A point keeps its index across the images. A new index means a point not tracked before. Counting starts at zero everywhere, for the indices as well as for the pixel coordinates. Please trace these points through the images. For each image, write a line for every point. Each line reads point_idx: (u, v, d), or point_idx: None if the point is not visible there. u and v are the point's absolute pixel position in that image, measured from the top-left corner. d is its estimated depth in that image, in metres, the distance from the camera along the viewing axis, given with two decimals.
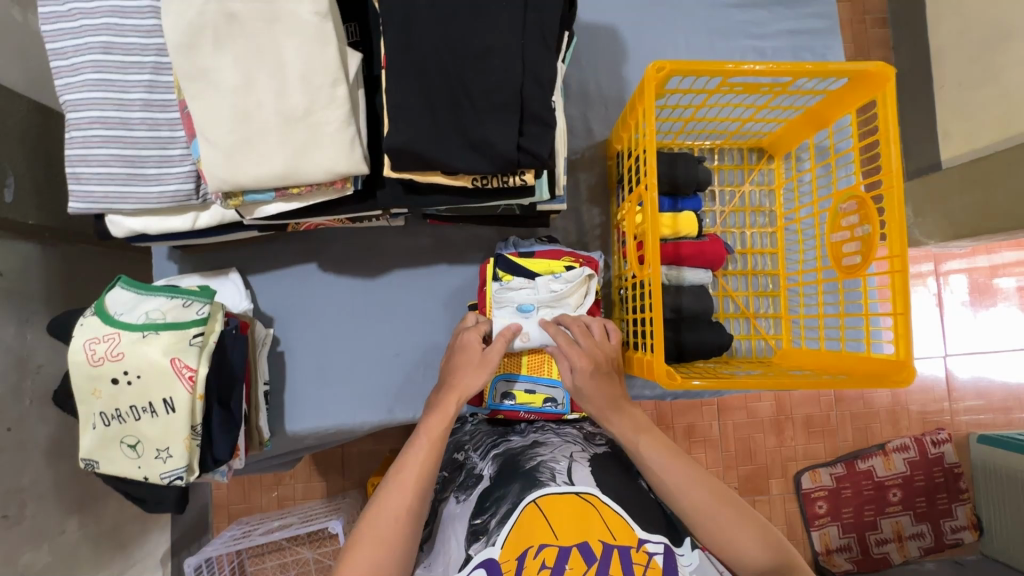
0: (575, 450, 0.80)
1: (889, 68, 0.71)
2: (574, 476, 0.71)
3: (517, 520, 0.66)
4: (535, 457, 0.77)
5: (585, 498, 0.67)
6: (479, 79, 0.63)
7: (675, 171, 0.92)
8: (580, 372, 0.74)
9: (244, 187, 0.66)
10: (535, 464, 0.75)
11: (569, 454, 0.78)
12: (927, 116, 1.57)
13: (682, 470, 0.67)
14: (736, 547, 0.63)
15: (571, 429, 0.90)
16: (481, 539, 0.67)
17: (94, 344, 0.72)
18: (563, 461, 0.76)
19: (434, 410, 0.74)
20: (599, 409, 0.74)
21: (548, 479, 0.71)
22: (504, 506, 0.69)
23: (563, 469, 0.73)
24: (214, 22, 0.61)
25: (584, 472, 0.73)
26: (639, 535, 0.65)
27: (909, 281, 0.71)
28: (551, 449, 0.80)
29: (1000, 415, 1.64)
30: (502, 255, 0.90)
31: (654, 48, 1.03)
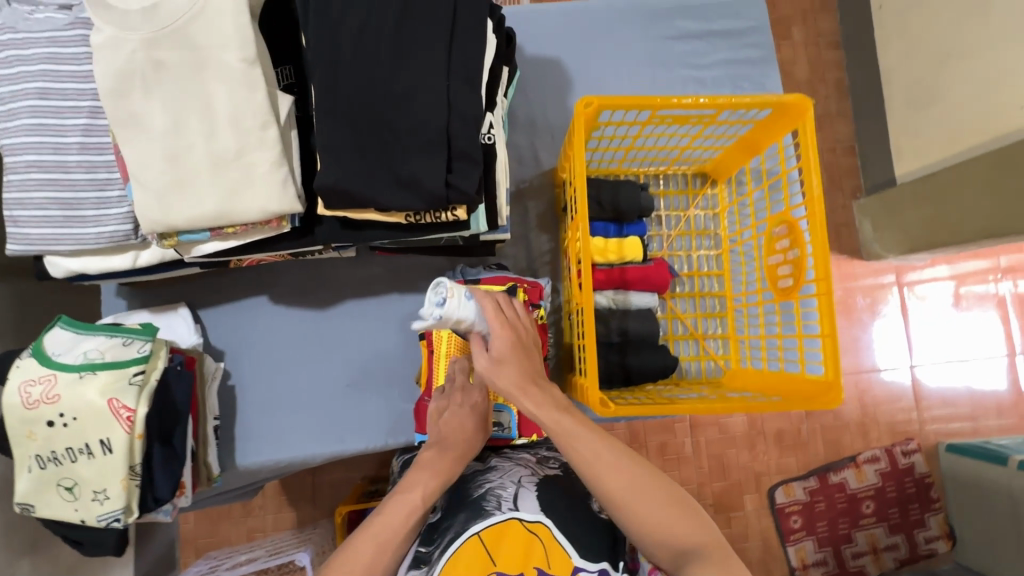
0: (524, 474, 0.79)
1: (805, 100, 0.75)
2: (519, 502, 0.71)
3: (459, 550, 0.66)
4: (483, 484, 0.76)
5: (529, 527, 0.67)
6: (405, 120, 0.65)
7: (618, 198, 0.95)
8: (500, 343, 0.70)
9: (178, 228, 0.67)
10: (482, 491, 0.74)
11: (517, 479, 0.77)
12: (880, 133, 1.61)
13: (611, 448, 0.64)
14: (664, 528, 0.61)
15: (525, 453, 0.90)
16: (424, 569, 0.68)
17: (29, 386, 0.72)
18: (511, 486, 0.75)
19: (425, 466, 0.75)
20: (517, 388, 0.68)
21: (494, 507, 0.70)
22: (448, 535, 0.69)
23: (509, 496, 0.72)
24: (143, 70, 0.63)
25: (531, 498, 0.72)
26: (576, 563, 0.66)
27: (834, 304, 0.74)
28: (500, 474, 0.79)
29: (969, 423, 1.65)
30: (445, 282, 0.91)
31: (598, 79, 1.06)
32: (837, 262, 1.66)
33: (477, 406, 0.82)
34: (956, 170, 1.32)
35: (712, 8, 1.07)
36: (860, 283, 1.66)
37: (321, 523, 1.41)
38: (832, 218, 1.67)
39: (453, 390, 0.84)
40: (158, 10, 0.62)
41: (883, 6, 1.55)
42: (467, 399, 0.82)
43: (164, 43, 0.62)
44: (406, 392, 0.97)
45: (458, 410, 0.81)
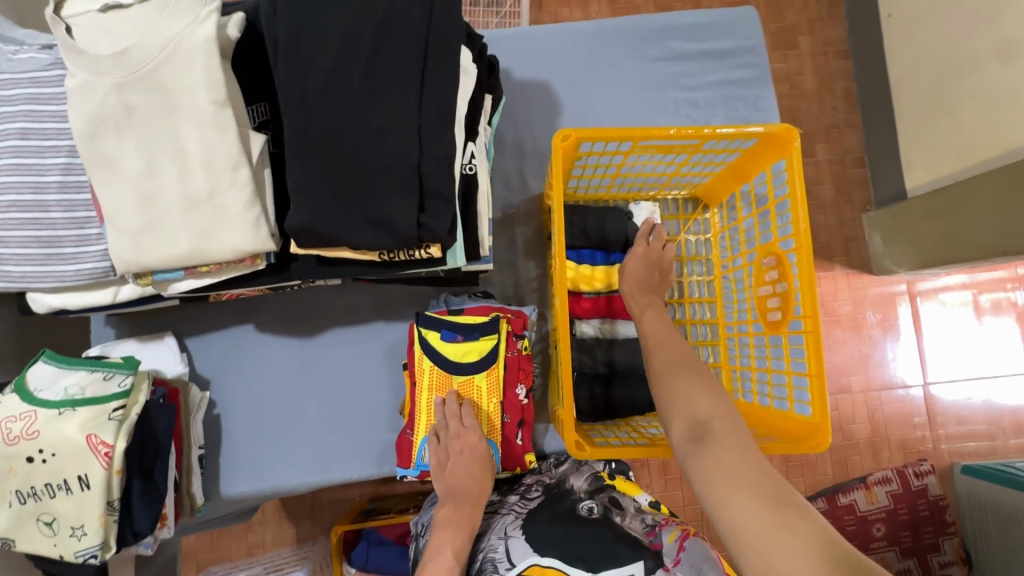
0: (510, 522, 0.84)
1: (792, 131, 0.73)
2: (513, 556, 0.77)
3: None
4: (478, 555, 0.81)
5: (529, 572, 0.74)
6: (374, 161, 0.65)
7: (604, 226, 0.93)
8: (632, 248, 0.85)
9: (152, 268, 0.67)
10: (480, 563, 0.79)
11: (504, 532, 0.82)
12: (889, 146, 1.56)
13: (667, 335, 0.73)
14: (686, 398, 0.63)
15: (511, 495, 0.92)
16: None
17: (10, 423, 0.73)
18: (500, 544, 0.80)
19: (447, 525, 0.80)
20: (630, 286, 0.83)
21: (493, 573, 0.76)
22: None
23: (503, 555, 0.78)
24: (115, 113, 0.63)
25: (520, 544, 0.78)
26: None
27: (822, 342, 0.71)
28: (490, 534, 0.84)
29: (986, 442, 1.59)
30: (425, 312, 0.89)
31: (587, 101, 1.05)
32: (846, 276, 1.61)
33: (475, 447, 0.83)
34: (974, 181, 1.26)
35: (704, 28, 1.05)
36: (869, 297, 1.61)
37: (319, 540, 1.41)
38: (840, 232, 1.62)
39: (447, 439, 0.84)
40: (129, 54, 0.62)
41: (891, 15, 1.50)
42: (465, 443, 0.83)
43: (134, 87, 0.62)
44: (391, 421, 0.96)
45: (459, 457, 0.83)
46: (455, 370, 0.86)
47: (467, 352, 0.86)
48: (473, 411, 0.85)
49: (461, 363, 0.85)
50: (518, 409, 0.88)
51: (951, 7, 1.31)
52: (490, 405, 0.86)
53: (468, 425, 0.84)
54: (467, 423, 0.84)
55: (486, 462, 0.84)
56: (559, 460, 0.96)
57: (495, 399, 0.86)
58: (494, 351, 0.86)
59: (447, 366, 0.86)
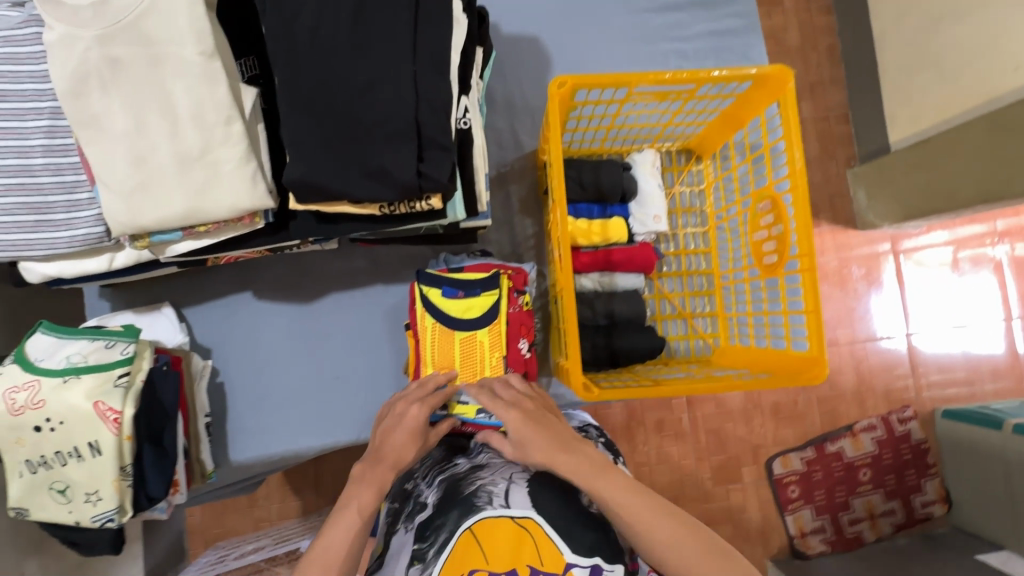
0: (517, 470, 0.79)
1: (785, 71, 0.73)
2: (511, 497, 0.72)
3: (453, 547, 0.68)
4: (475, 481, 0.77)
5: (520, 522, 0.68)
6: (370, 111, 0.63)
7: (599, 179, 0.93)
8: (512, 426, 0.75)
9: (148, 229, 0.66)
10: (474, 488, 0.75)
11: (508, 475, 0.78)
12: (873, 100, 1.57)
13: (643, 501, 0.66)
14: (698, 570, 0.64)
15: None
16: (417, 564, 0.70)
17: (14, 393, 0.72)
18: (502, 483, 0.76)
19: (361, 481, 0.74)
20: (546, 454, 0.71)
21: (485, 503, 0.71)
22: (442, 535, 0.70)
23: (501, 492, 0.73)
24: (99, 68, 0.61)
25: (522, 493, 0.73)
26: (568, 559, 0.67)
27: (817, 279, 0.73)
28: (492, 471, 0.80)
29: (964, 388, 1.65)
30: (426, 271, 0.90)
31: (578, 55, 1.04)
32: (832, 232, 1.64)
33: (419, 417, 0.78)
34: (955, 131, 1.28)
35: None
36: (855, 252, 1.64)
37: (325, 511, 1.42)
38: (826, 188, 1.64)
39: (405, 403, 0.79)
40: (109, 4, 0.60)
41: None
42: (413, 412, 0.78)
43: (118, 39, 0.60)
44: (395, 382, 0.97)
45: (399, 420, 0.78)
46: (457, 327, 0.86)
47: (468, 308, 0.87)
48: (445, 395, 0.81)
49: (463, 319, 0.86)
50: (521, 363, 0.88)
51: None
52: (493, 360, 0.86)
53: (427, 401, 0.80)
54: (428, 399, 0.80)
55: (422, 442, 0.79)
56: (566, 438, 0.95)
57: (498, 355, 0.86)
58: (495, 307, 0.86)
59: (449, 323, 0.86)
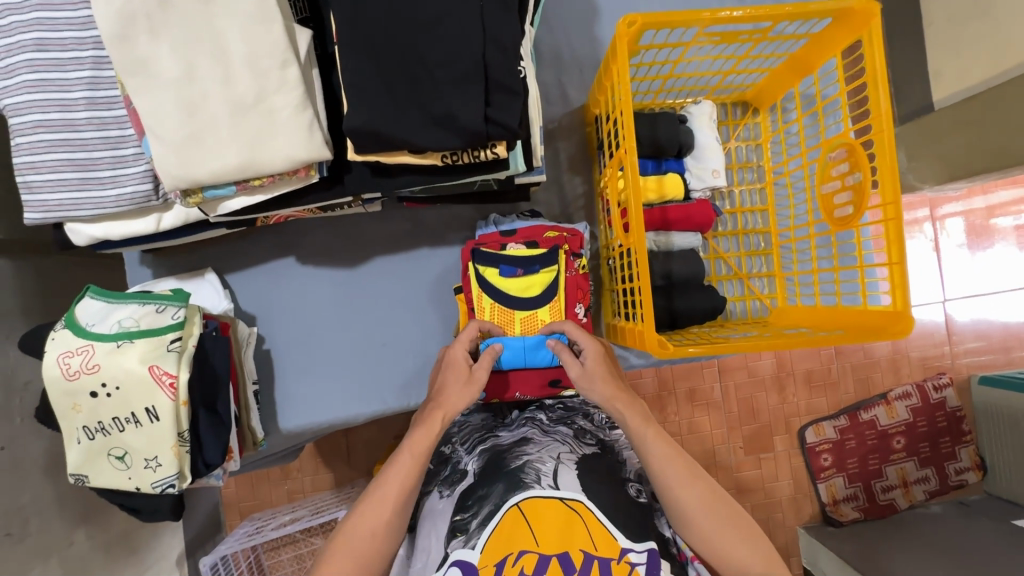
0: (564, 450, 0.75)
1: (871, 4, 0.67)
2: (560, 480, 0.68)
3: (500, 521, 0.64)
4: (520, 456, 0.73)
5: (570, 504, 0.65)
6: (434, 50, 0.59)
7: (656, 132, 0.88)
8: (591, 357, 0.74)
9: (201, 183, 0.63)
10: (520, 463, 0.71)
11: (556, 454, 0.74)
12: (915, 56, 1.48)
13: (684, 465, 0.68)
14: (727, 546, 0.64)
15: (562, 427, 0.83)
16: (459, 537, 0.65)
17: (68, 357, 0.70)
18: (550, 462, 0.72)
19: (418, 425, 0.71)
20: (611, 397, 0.72)
21: (533, 481, 0.68)
22: (486, 507, 0.67)
23: (549, 471, 0.69)
24: (148, 8, 0.57)
25: (571, 475, 0.70)
26: (623, 545, 0.63)
27: (903, 229, 0.69)
28: (539, 447, 0.75)
29: (1001, 355, 1.61)
30: (478, 247, 0.85)
31: (625, 3, 0.98)
32: None
33: (462, 362, 0.75)
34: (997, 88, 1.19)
35: None
36: None
37: (358, 482, 1.42)
38: None
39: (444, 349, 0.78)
40: None
41: None
42: (455, 356, 0.75)
43: None
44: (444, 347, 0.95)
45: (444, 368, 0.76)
46: (516, 305, 0.83)
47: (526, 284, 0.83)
48: (476, 332, 0.78)
49: (523, 298, 0.83)
50: None
51: None
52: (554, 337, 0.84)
53: (467, 340, 0.77)
54: (467, 338, 0.77)
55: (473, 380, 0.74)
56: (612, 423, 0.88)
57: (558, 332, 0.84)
58: (555, 282, 0.84)
59: (507, 303, 0.83)
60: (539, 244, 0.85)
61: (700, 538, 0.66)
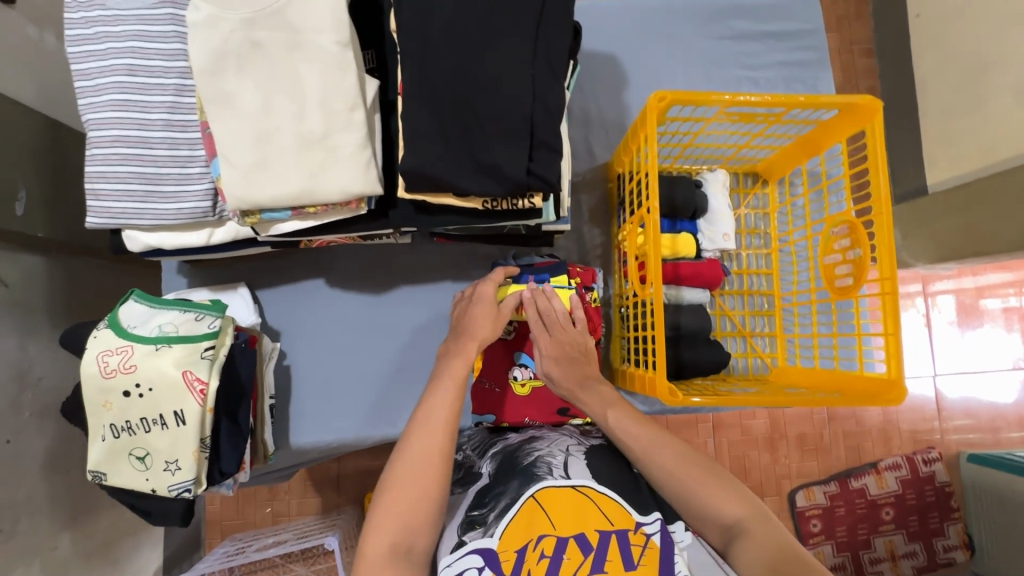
0: (572, 444, 0.79)
1: (875, 102, 0.76)
2: (570, 468, 0.71)
3: (516, 513, 0.66)
4: (532, 452, 0.75)
5: (583, 491, 0.67)
6: (489, 107, 0.66)
7: (674, 194, 0.95)
8: (547, 358, 0.80)
9: (260, 205, 0.68)
10: (533, 459, 0.73)
11: (565, 448, 0.77)
12: (911, 143, 1.57)
13: (646, 433, 0.71)
14: (709, 505, 0.65)
15: (569, 426, 0.89)
16: (478, 529, 0.66)
17: (106, 356, 0.74)
18: (560, 455, 0.74)
19: (455, 356, 0.77)
20: (570, 389, 0.79)
21: (545, 472, 0.70)
22: (503, 501, 0.68)
23: (560, 463, 0.72)
24: (240, 49, 0.64)
25: (581, 465, 0.72)
26: (637, 518, 0.66)
27: (899, 303, 0.74)
28: (548, 443, 0.78)
29: (989, 434, 1.65)
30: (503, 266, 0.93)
31: (652, 76, 1.07)
32: None
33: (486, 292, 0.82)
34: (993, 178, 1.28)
35: (766, 10, 1.09)
36: None
37: (346, 509, 1.41)
38: None
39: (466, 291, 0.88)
40: None
41: (919, 14, 1.51)
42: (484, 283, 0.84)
43: (263, 24, 0.64)
44: None
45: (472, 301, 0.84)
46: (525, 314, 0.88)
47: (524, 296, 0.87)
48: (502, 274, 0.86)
49: None
50: None
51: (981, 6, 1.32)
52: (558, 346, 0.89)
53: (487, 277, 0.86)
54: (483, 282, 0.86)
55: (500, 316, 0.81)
56: None
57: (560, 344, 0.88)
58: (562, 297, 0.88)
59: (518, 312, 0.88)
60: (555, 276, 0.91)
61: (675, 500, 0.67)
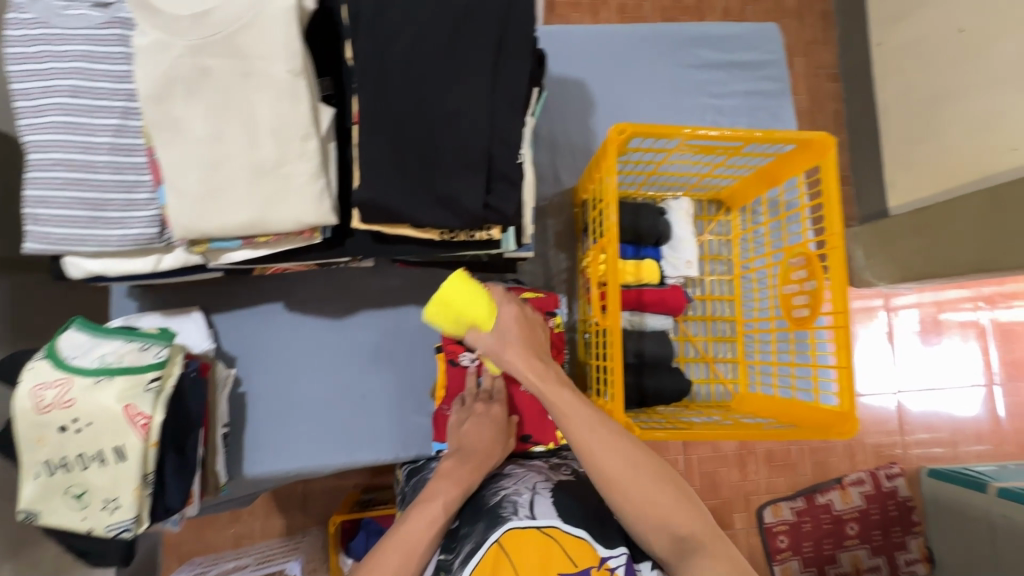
0: (539, 480, 0.78)
1: (829, 138, 0.78)
2: (535, 508, 0.70)
3: (480, 559, 0.64)
4: (498, 492, 0.75)
5: (547, 531, 0.65)
6: (446, 139, 0.65)
7: (638, 221, 0.96)
8: (508, 317, 0.71)
9: (210, 235, 0.66)
10: (499, 499, 0.73)
11: (532, 485, 0.76)
12: (873, 166, 1.62)
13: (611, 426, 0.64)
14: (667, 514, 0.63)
15: (538, 460, 0.88)
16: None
17: (42, 390, 0.70)
18: (526, 493, 0.74)
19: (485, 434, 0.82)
20: (529, 361, 0.68)
21: (511, 513, 0.69)
22: (468, 546, 0.68)
23: (526, 502, 0.71)
24: (187, 75, 0.62)
25: (546, 504, 0.71)
26: (602, 553, 0.65)
27: (851, 337, 0.76)
28: (515, 480, 0.78)
29: (948, 448, 1.69)
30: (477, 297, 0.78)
31: (619, 101, 1.08)
32: None
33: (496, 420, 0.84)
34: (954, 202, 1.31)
35: (731, 40, 1.11)
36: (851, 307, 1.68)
37: (312, 531, 1.38)
38: None
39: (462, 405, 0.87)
40: (208, 16, 0.61)
41: (882, 43, 1.56)
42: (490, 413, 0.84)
43: (211, 51, 0.62)
44: (419, 405, 0.97)
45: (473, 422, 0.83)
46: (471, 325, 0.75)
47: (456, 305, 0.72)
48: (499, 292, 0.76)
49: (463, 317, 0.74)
50: None
51: (939, 39, 1.37)
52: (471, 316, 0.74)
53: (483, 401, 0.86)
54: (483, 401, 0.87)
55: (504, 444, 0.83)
56: None
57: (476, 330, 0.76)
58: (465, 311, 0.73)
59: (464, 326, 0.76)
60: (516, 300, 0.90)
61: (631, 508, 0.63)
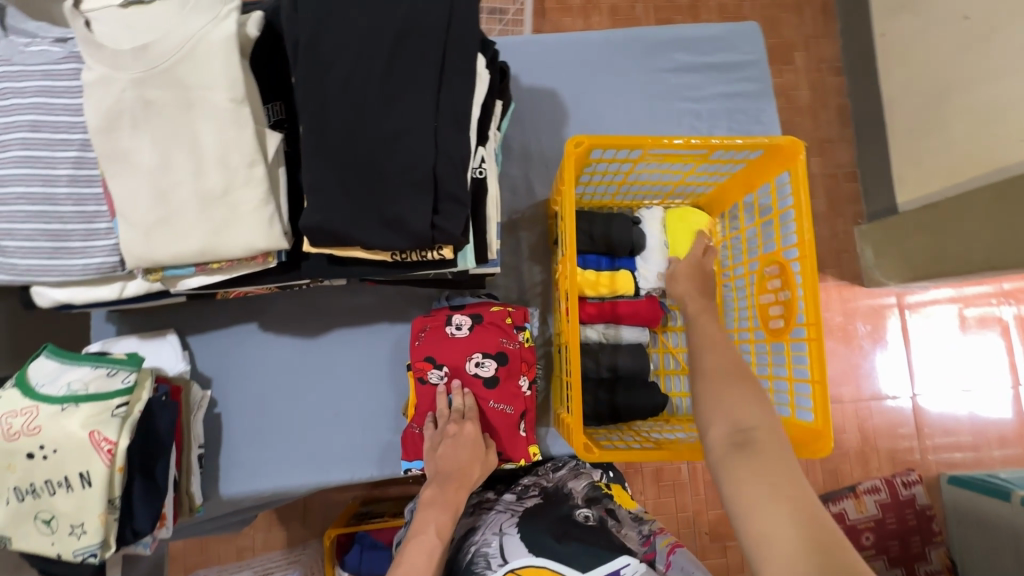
0: (506, 518, 0.79)
1: (797, 142, 0.75)
2: (506, 553, 0.71)
3: None
4: (469, 549, 0.76)
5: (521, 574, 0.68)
6: (390, 161, 0.65)
7: (609, 230, 0.94)
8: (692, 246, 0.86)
9: (162, 263, 0.67)
10: (471, 555, 0.74)
11: (499, 527, 0.77)
12: (878, 162, 1.55)
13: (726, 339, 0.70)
14: (732, 405, 0.60)
15: (506, 494, 0.88)
16: None
17: (11, 418, 0.72)
18: (495, 539, 0.75)
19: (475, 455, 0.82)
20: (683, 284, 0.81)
21: (484, 570, 0.71)
22: None
23: (496, 550, 0.72)
24: (133, 108, 0.63)
25: (515, 542, 0.73)
26: None
27: (825, 349, 0.73)
28: (484, 528, 0.78)
29: (971, 453, 1.59)
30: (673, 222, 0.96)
31: (593, 109, 1.06)
32: (837, 288, 1.61)
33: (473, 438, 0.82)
34: (964, 197, 1.25)
35: (710, 42, 1.08)
36: (859, 307, 1.60)
37: (309, 544, 1.38)
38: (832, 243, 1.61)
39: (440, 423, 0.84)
40: (149, 49, 0.62)
41: (885, 34, 1.50)
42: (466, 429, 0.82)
43: (153, 83, 0.62)
44: (394, 423, 0.96)
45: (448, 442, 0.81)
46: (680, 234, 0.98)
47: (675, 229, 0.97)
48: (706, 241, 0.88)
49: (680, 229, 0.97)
50: (522, 401, 0.88)
51: (942, 28, 1.30)
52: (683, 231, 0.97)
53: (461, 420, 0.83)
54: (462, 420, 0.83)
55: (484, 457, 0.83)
56: (554, 467, 0.96)
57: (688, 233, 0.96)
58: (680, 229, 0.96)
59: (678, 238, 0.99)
60: (485, 314, 0.89)
61: (715, 390, 0.62)
